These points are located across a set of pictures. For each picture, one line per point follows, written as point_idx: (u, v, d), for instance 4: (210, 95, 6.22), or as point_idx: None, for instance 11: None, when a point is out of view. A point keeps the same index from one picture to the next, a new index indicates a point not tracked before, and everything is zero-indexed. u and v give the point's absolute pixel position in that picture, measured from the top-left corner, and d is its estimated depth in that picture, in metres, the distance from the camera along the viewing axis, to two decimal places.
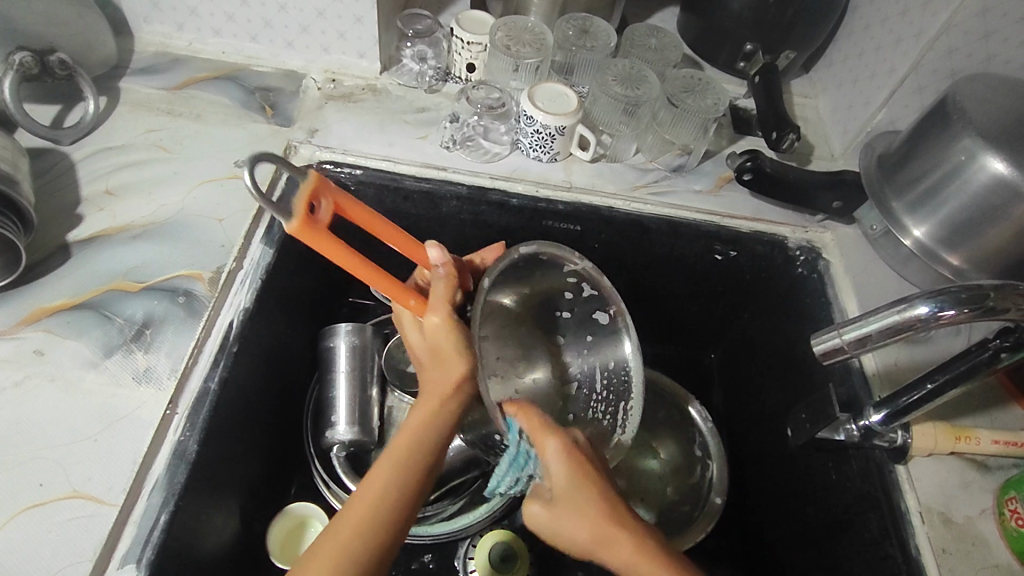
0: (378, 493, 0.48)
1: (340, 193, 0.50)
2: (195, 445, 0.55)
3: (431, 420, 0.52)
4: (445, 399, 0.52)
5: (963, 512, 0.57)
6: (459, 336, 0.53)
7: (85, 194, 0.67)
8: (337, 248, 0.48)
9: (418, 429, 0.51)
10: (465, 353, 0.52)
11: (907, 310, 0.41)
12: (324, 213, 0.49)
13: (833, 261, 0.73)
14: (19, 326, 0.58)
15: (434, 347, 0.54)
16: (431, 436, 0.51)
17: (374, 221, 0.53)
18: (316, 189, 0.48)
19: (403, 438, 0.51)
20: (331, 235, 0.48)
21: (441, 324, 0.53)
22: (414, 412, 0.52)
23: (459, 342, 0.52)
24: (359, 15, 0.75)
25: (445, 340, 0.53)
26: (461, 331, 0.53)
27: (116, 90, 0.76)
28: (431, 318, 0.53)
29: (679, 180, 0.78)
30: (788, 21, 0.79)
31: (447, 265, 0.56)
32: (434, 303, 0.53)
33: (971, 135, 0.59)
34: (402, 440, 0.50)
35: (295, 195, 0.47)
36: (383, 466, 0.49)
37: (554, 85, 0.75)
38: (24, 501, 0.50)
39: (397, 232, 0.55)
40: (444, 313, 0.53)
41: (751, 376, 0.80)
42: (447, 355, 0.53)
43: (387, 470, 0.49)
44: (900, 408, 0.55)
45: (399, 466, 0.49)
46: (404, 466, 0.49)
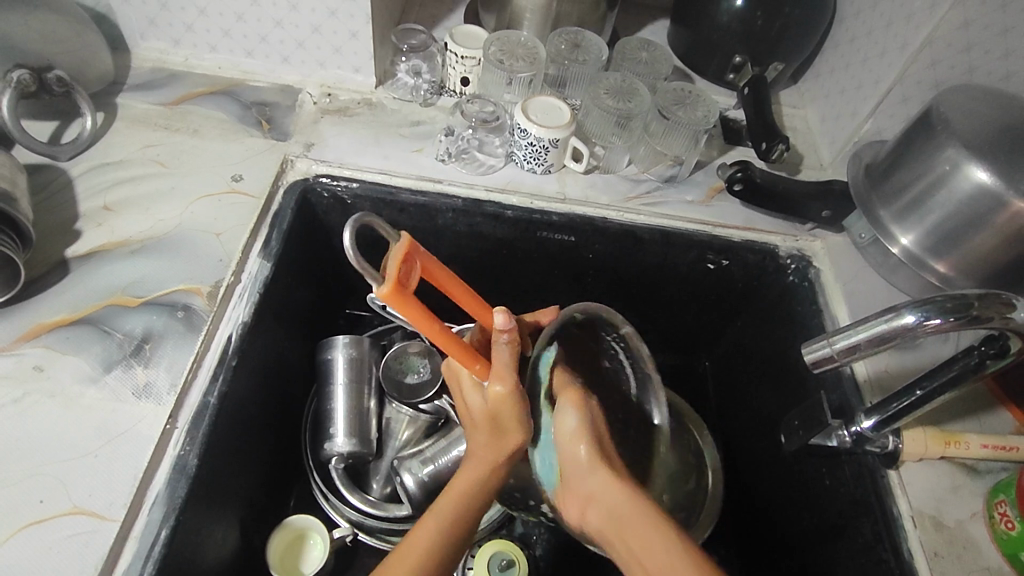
0: (432, 545, 0.50)
1: (428, 260, 0.49)
2: (195, 459, 0.55)
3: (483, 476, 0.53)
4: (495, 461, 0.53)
5: (954, 516, 0.57)
6: (520, 408, 0.51)
7: (84, 210, 0.68)
8: (420, 316, 0.48)
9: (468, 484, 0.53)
10: (525, 424, 0.52)
11: (894, 319, 0.43)
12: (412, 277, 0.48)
13: (823, 270, 0.74)
14: (18, 341, 0.58)
15: (494, 415, 0.53)
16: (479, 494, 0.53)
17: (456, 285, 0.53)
18: (408, 253, 0.47)
19: (453, 489, 0.53)
20: (415, 300, 0.47)
21: (503, 394, 0.51)
22: (467, 467, 0.54)
23: (518, 415, 0.51)
24: (355, 31, 0.76)
25: (505, 410, 0.52)
26: (523, 404, 0.52)
27: (113, 106, 0.76)
28: (495, 386, 0.51)
29: (670, 190, 0.79)
30: (775, 34, 0.81)
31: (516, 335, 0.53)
32: (499, 371, 0.52)
33: (955, 146, 0.61)
34: (453, 494, 0.53)
35: (386, 259, 0.46)
36: (436, 519, 0.51)
37: (547, 99, 0.76)
38: (26, 517, 0.50)
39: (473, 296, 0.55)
40: (509, 383, 0.51)
41: (746, 383, 0.81)
42: (505, 423, 0.52)
43: (440, 524, 0.51)
44: (890, 414, 0.56)
45: (451, 519, 0.52)
46: (458, 519, 0.52)
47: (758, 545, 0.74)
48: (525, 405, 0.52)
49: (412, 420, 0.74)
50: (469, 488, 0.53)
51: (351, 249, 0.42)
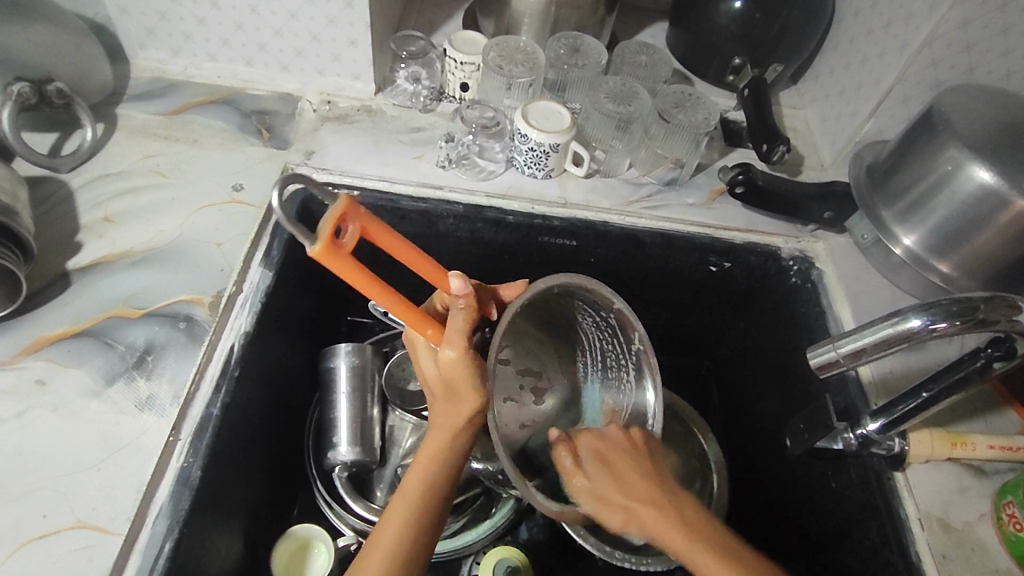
0: (397, 530, 0.50)
1: (369, 220, 0.46)
2: (199, 471, 0.55)
3: (446, 449, 0.53)
4: (456, 430, 0.53)
5: (961, 517, 0.57)
6: (475, 370, 0.51)
7: (85, 222, 0.68)
8: (359, 277, 0.46)
9: (429, 462, 0.53)
10: (479, 388, 0.52)
11: (900, 322, 0.42)
12: (348, 238, 0.46)
13: (827, 271, 0.74)
14: (19, 355, 0.58)
15: (449, 379, 0.52)
16: (448, 459, 0.54)
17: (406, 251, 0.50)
18: (344, 214, 0.45)
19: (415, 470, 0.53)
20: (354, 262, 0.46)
21: (456, 357, 0.50)
22: (427, 445, 0.54)
23: (473, 378, 0.51)
24: (354, 38, 0.76)
25: (459, 373, 0.51)
26: (474, 366, 0.51)
27: (113, 116, 0.76)
28: (446, 351, 0.51)
29: (672, 193, 0.79)
30: (774, 36, 0.81)
31: (473, 300, 0.52)
32: (450, 335, 0.51)
33: (957, 146, 0.61)
34: (421, 466, 0.53)
35: (321, 221, 0.44)
36: (403, 503, 0.51)
37: (547, 103, 0.76)
38: (28, 533, 0.50)
39: (424, 258, 0.51)
40: (459, 347, 0.50)
41: (748, 385, 0.81)
42: (460, 391, 0.52)
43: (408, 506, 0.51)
44: (896, 416, 0.55)
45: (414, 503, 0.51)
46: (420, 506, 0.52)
47: (762, 547, 0.74)
48: (479, 367, 0.52)
49: (416, 427, 0.73)
50: (433, 462, 0.53)
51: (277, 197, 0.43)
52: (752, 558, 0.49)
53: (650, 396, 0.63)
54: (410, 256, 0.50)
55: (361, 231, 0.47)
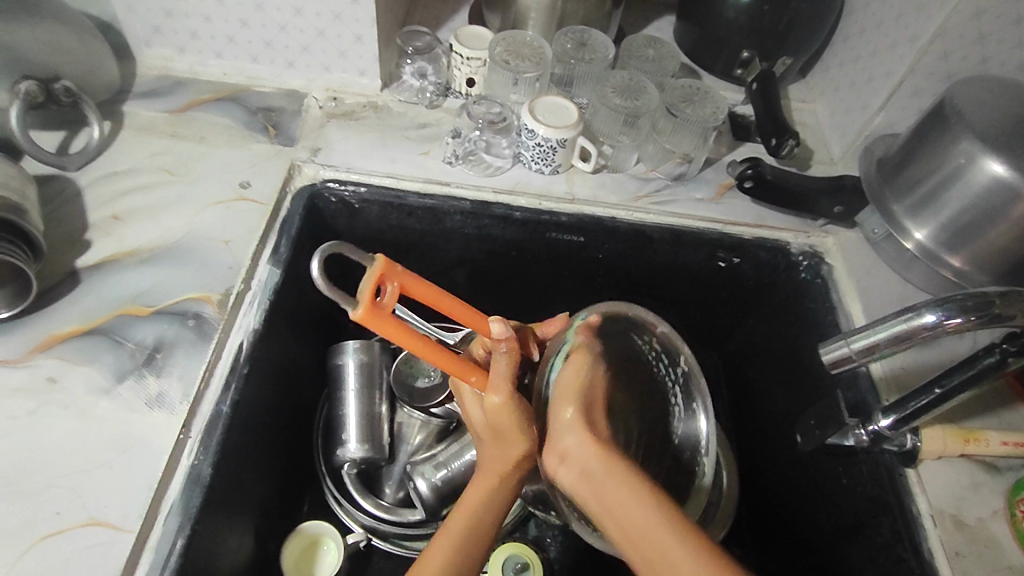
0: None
1: (407, 277, 0.49)
2: (209, 468, 0.55)
3: (488, 503, 0.51)
4: (500, 480, 0.51)
5: (974, 514, 0.57)
6: (520, 414, 0.50)
7: (93, 220, 0.68)
8: (400, 333, 0.48)
9: (471, 517, 0.51)
10: (528, 433, 0.50)
11: (914, 318, 0.42)
12: (387, 298, 0.49)
13: (836, 266, 0.74)
14: (30, 353, 0.58)
15: (496, 427, 0.52)
16: (493, 504, 0.51)
17: (440, 300, 0.52)
18: (382, 274, 0.48)
19: (456, 524, 0.50)
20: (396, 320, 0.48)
21: (501, 403, 0.50)
22: (473, 488, 0.52)
23: (519, 421, 0.50)
24: (360, 34, 0.76)
25: (506, 421, 0.50)
26: (521, 409, 0.50)
27: (119, 114, 0.76)
28: (491, 398, 0.50)
29: (680, 188, 0.78)
30: (783, 29, 0.80)
31: (510, 341, 0.51)
32: (495, 381, 0.50)
33: (969, 138, 0.60)
34: (465, 508, 0.51)
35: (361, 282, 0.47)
36: (443, 544, 0.49)
37: (554, 98, 0.76)
38: (41, 530, 0.50)
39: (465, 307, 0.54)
40: (506, 395, 0.50)
41: (758, 381, 0.81)
42: (507, 437, 0.51)
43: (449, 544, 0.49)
44: (909, 412, 0.54)
45: (454, 556, 0.48)
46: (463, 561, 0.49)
47: (772, 542, 0.74)
48: (525, 412, 0.51)
49: (424, 425, 0.73)
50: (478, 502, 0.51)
51: (319, 279, 0.44)
52: (663, 507, 0.44)
53: (701, 421, 0.59)
54: (443, 303, 0.53)
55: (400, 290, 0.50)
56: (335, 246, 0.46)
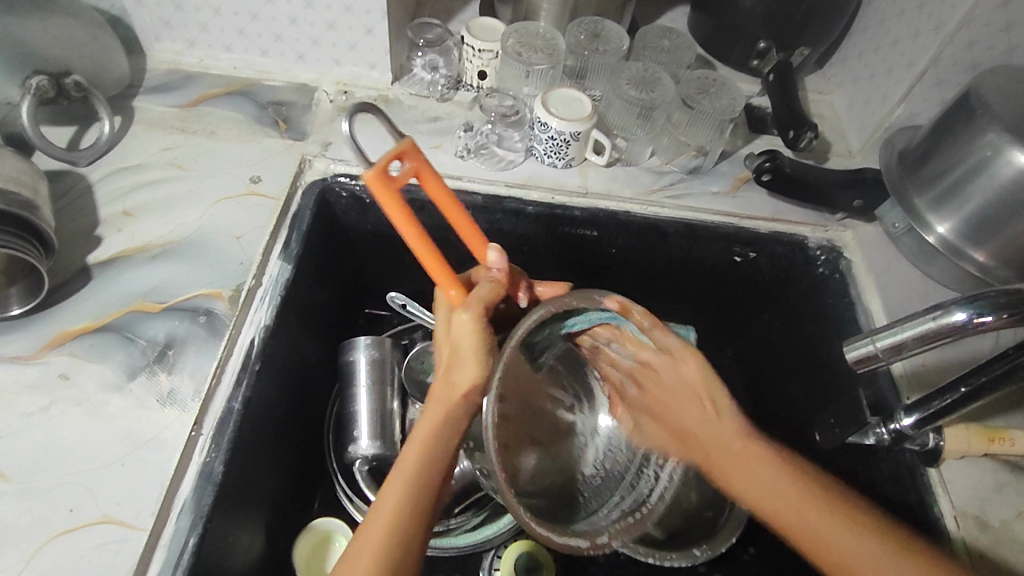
0: (388, 518, 0.47)
1: (424, 165, 0.53)
2: (221, 466, 0.54)
3: (434, 443, 0.50)
4: (449, 412, 0.50)
5: (998, 515, 0.55)
6: (485, 340, 0.50)
7: (104, 215, 0.68)
8: (400, 211, 0.49)
9: (420, 457, 0.50)
10: (483, 361, 0.49)
11: (942, 316, 0.40)
12: (402, 176, 0.52)
13: (856, 261, 0.72)
14: (43, 350, 0.58)
15: (455, 346, 0.50)
16: (442, 441, 0.50)
17: (448, 206, 0.53)
18: (404, 152, 0.51)
19: (402, 465, 0.50)
20: (400, 194, 0.50)
21: (469, 323, 0.50)
22: (422, 422, 0.51)
23: (480, 347, 0.49)
24: (370, 26, 0.75)
25: (468, 340, 0.50)
26: (486, 337, 0.50)
27: (130, 109, 0.76)
28: (462, 313, 0.50)
29: (695, 182, 0.77)
30: (801, 18, 0.78)
31: (503, 271, 0.53)
32: (471, 300, 0.50)
33: (996, 130, 0.58)
34: (414, 446, 0.50)
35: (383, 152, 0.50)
36: (395, 484, 0.49)
37: (568, 90, 0.74)
38: (55, 527, 0.50)
39: (467, 221, 0.54)
40: (475, 313, 0.50)
41: (774, 379, 0.79)
42: (461, 359, 0.50)
43: (398, 490, 0.48)
44: (932, 412, 0.53)
45: (402, 500, 0.48)
46: (410, 507, 0.48)
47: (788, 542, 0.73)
48: (488, 339, 0.50)
49: None
50: (431, 441, 0.50)
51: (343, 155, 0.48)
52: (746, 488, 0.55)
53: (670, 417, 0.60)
54: (448, 206, 0.53)
55: (415, 174, 0.53)
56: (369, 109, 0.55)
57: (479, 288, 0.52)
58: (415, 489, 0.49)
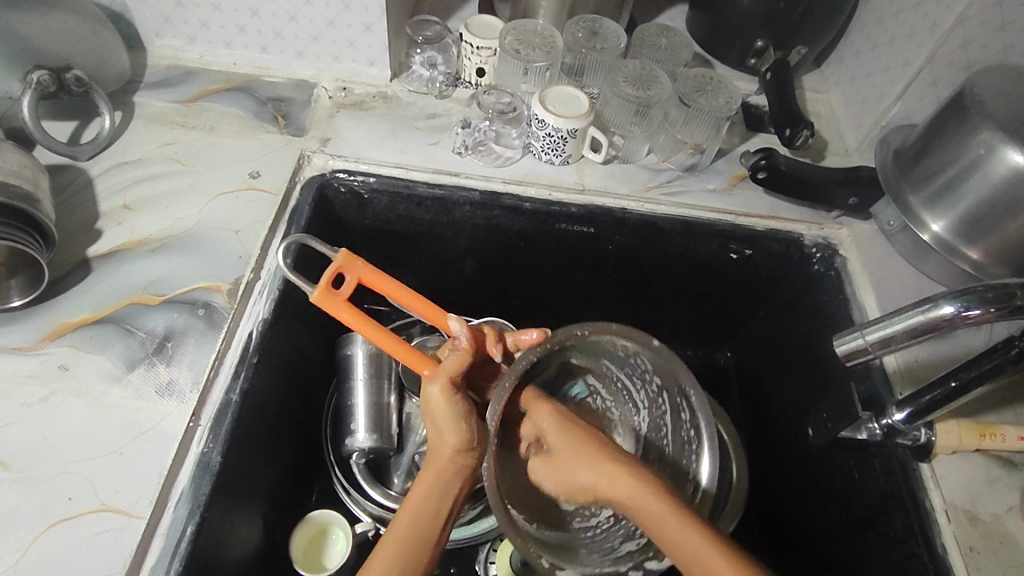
0: (395, 554, 0.50)
1: (365, 271, 0.56)
2: (219, 456, 0.55)
3: (436, 489, 0.52)
4: (442, 466, 0.53)
5: (989, 509, 0.56)
6: (459, 408, 0.53)
7: (104, 209, 0.68)
8: (353, 319, 0.54)
9: (424, 500, 0.52)
10: (461, 428, 0.53)
11: (930, 310, 0.41)
12: (346, 288, 0.56)
13: (850, 258, 0.73)
14: (42, 341, 0.59)
15: (433, 416, 0.54)
16: (439, 498, 0.52)
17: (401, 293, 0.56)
18: (342, 267, 0.55)
19: (408, 507, 0.52)
20: (349, 308, 0.54)
21: (439, 395, 0.53)
22: (420, 479, 0.53)
23: (456, 416, 0.53)
24: (369, 23, 0.75)
25: (443, 411, 0.53)
26: (455, 406, 0.53)
27: (130, 104, 0.77)
28: (430, 387, 0.54)
29: (691, 179, 0.78)
30: (798, 17, 0.79)
31: (467, 338, 0.55)
32: (436, 373, 0.54)
33: (989, 128, 0.59)
34: (415, 497, 0.52)
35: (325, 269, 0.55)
36: (402, 523, 0.51)
37: (565, 87, 0.75)
38: (52, 516, 0.51)
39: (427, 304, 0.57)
40: (441, 388, 0.53)
41: (767, 375, 0.80)
42: (444, 427, 0.53)
43: (403, 534, 0.50)
44: (923, 406, 0.54)
45: (406, 541, 0.50)
46: (412, 548, 0.50)
47: (782, 537, 0.73)
48: (463, 409, 0.53)
49: None
50: (427, 496, 0.52)
51: (285, 268, 0.56)
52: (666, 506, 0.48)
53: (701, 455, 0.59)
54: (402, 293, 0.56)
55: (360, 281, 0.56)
56: (304, 239, 0.57)
57: (447, 361, 0.55)
58: (419, 532, 0.51)
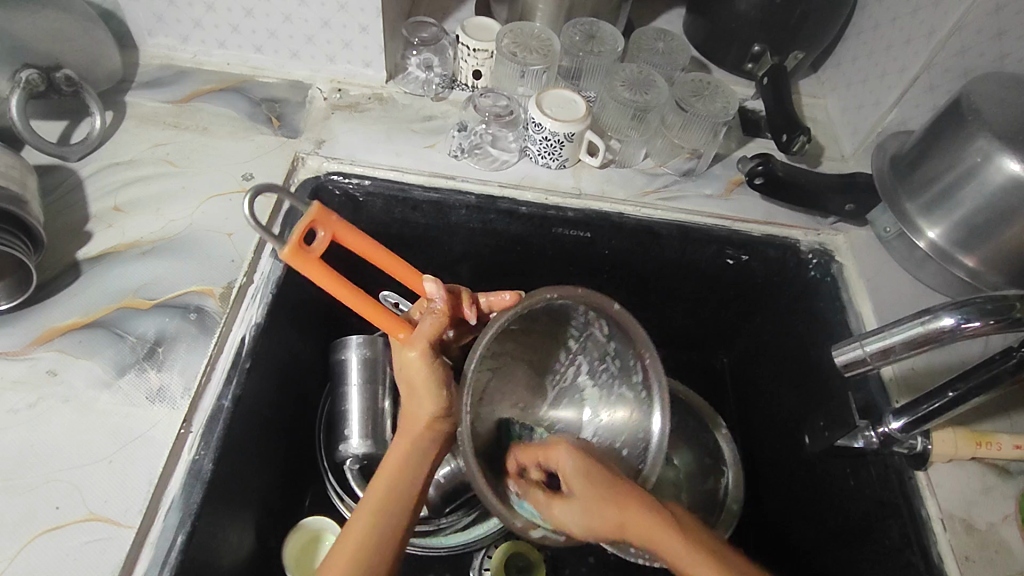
0: (368, 520, 0.50)
1: (339, 226, 0.51)
2: (210, 464, 0.54)
3: (411, 457, 0.53)
4: (417, 434, 0.54)
5: (984, 519, 0.56)
6: (437, 372, 0.53)
7: (94, 211, 0.67)
8: (326, 277, 0.49)
9: (398, 468, 0.53)
10: (437, 395, 0.53)
11: (930, 322, 0.41)
12: (319, 244, 0.51)
13: (846, 264, 0.73)
14: (30, 346, 0.58)
15: (410, 381, 0.54)
16: (413, 465, 0.53)
17: (376, 252, 0.54)
18: (314, 220, 0.50)
19: (383, 475, 0.53)
20: (322, 265, 0.50)
21: (418, 359, 0.52)
22: (394, 446, 0.54)
23: (434, 381, 0.53)
24: (365, 24, 0.75)
25: (419, 375, 0.52)
26: (434, 368, 0.52)
27: (122, 104, 0.76)
28: (408, 352, 0.52)
29: (689, 184, 0.77)
30: (796, 23, 0.79)
31: (443, 300, 0.53)
32: (414, 337, 0.52)
33: (986, 136, 0.59)
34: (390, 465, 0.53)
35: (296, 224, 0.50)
36: (377, 491, 0.52)
37: (562, 91, 0.74)
38: (38, 526, 0.50)
39: (398, 262, 0.54)
40: (421, 350, 0.52)
41: (764, 381, 0.80)
42: (420, 393, 0.53)
43: (376, 500, 0.51)
44: (920, 416, 0.54)
45: (382, 509, 0.51)
46: (384, 515, 0.51)
47: (777, 543, 0.74)
48: (439, 373, 0.53)
49: None
50: (402, 465, 0.53)
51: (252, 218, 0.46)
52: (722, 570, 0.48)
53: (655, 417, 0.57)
54: (379, 253, 0.54)
55: (334, 237, 0.52)
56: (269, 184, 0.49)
57: (423, 324, 0.53)
58: (392, 497, 0.52)
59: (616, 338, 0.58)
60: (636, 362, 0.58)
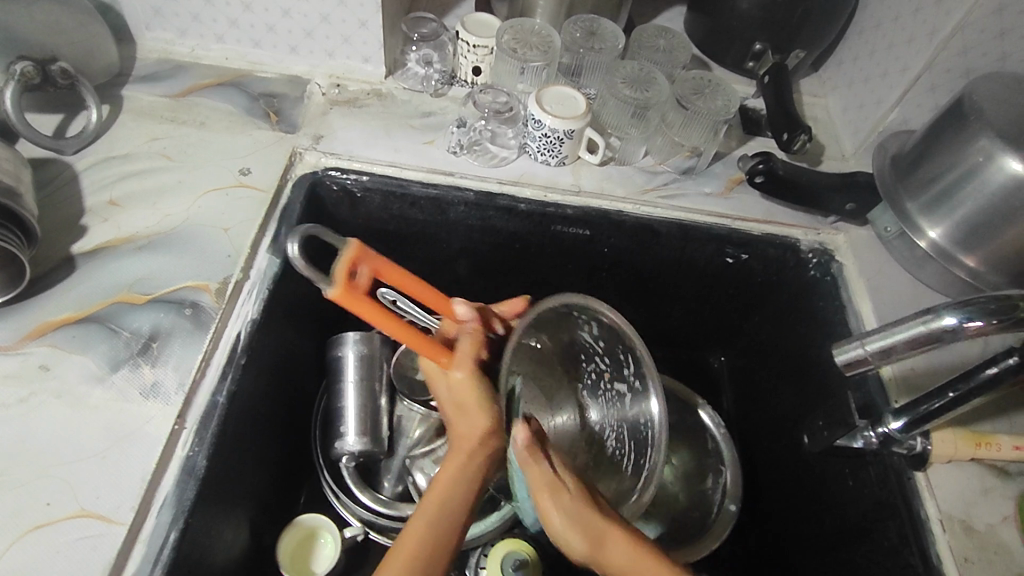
0: (422, 540, 0.46)
1: (380, 263, 0.50)
2: (204, 460, 0.54)
3: (463, 473, 0.50)
4: (472, 449, 0.51)
5: (983, 520, 0.56)
6: (485, 387, 0.53)
7: (90, 205, 0.67)
8: (375, 315, 0.47)
9: (452, 483, 0.49)
10: (488, 408, 0.51)
11: (933, 321, 0.41)
12: (362, 280, 0.49)
13: (847, 263, 0.72)
14: (24, 340, 0.57)
15: (458, 402, 0.53)
16: (466, 482, 0.50)
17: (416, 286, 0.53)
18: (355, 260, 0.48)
19: (434, 493, 0.49)
20: (369, 301, 0.48)
21: (464, 378, 0.52)
22: (448, 462, 0.50)
23: (483, 395, 0.52)
24: (364, 19, 0.74)
25: (470, 395, 0.52)
26: (484, 384, 0.53)
27: (119, 98, 0.75)
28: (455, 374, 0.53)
29: (688, 182, 0.77)
30: (797, 21, 0.78)
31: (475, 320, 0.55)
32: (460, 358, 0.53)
33: (988, 135, 0.58)
34: (442, 481, 0.49)
35: (336, 264, 0.47)
36: (428, 506, 0.48)
37: (561, 88, 0.74)
38: (29, 521, 0.49)
39: (432, 291, 0.55)
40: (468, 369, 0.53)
41: (762, 381, 0.80)
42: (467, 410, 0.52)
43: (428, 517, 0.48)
44: (920, 415, 0.53)
45: (434, 526, 0.47)
46: (436, 532, 0.47)
47: (774, 543, 0.73)
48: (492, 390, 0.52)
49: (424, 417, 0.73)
50: (453, 481, 0.49)
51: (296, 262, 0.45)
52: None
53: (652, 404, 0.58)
54: (415, 284, 0.53)
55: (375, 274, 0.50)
56: (311, 228, 0.48)
57: (462, 346, 0.54)
58: (445, 514, 0.48)
59: (607, 333, 0.61)
60: (627, 362, 0.61)
